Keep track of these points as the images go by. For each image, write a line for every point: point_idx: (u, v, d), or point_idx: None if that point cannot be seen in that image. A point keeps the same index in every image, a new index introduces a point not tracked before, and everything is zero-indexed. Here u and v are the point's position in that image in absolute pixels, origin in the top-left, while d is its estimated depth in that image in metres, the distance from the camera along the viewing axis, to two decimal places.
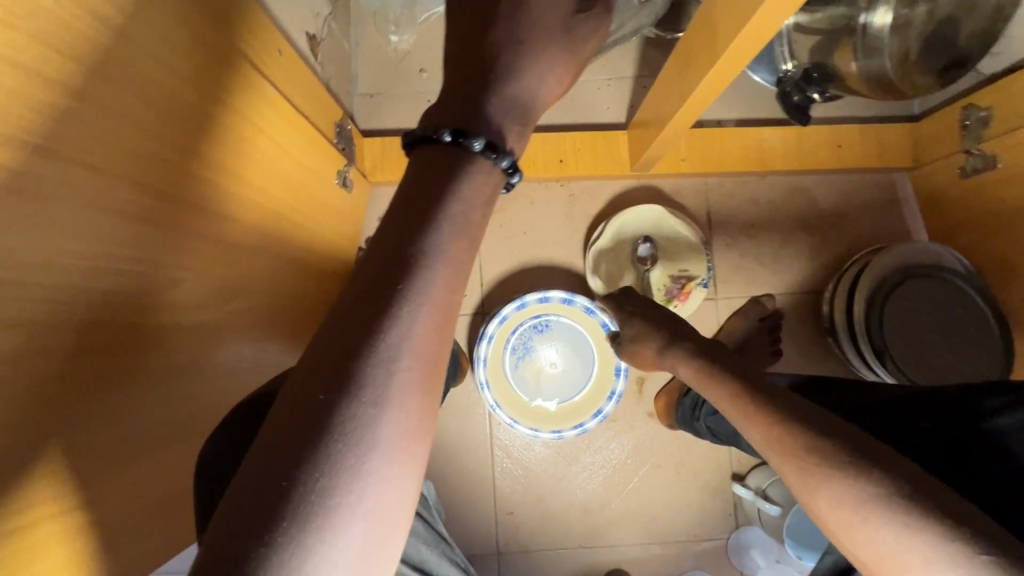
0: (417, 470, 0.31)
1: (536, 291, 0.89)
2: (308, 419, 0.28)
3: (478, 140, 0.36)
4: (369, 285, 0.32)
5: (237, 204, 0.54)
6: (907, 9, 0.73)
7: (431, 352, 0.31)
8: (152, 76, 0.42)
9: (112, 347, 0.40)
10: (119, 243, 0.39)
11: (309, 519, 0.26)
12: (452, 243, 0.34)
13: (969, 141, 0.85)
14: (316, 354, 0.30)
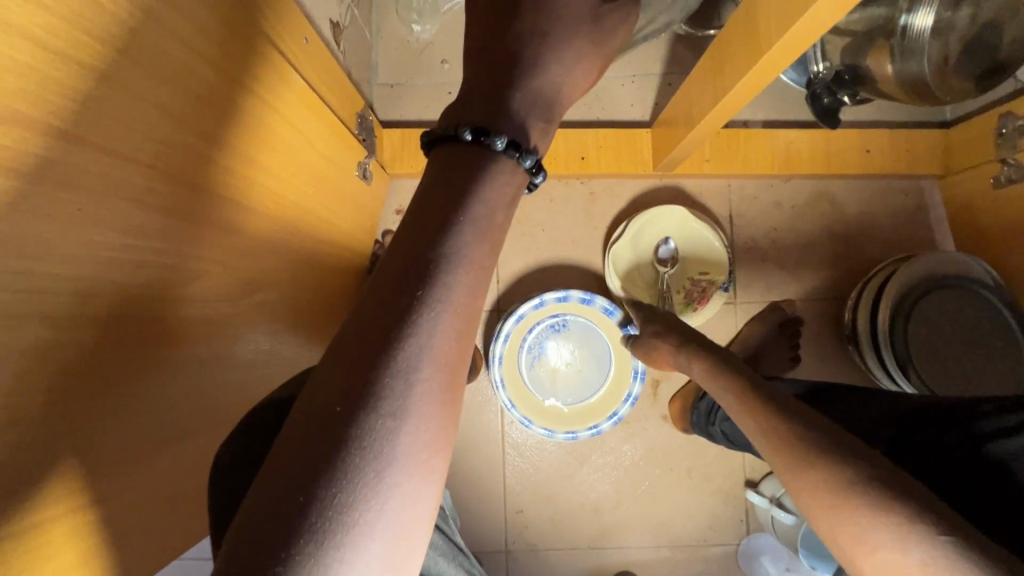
0: (437, 483, 0.29)
1: (554, 291, 0.88)
2: (326, 431, 0.27)
3: (501, 139, 0.35)
4: (388, 290, 0.31)
5: (260, 194, 0.54)
6: (950, 12, 0.70)
7: (451, 360, 0.30)
8: (180, 63, 0.42)
9: (133, 334, 0.40)
10: (144, 232, 0.39)
11: (326, 537, 0.25)
12: (473, 247, 0.33)
13: (1006, 150, 0.81)
14: (333, 362, 0.29)
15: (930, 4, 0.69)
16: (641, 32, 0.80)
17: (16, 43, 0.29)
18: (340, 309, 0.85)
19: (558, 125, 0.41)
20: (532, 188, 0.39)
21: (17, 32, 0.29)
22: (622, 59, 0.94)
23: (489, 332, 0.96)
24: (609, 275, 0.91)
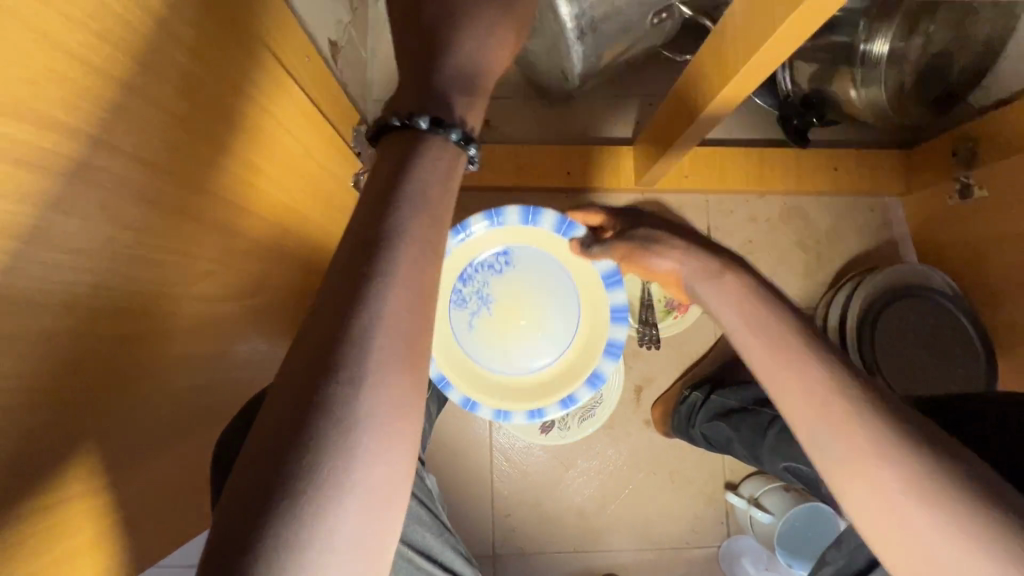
0: (402, 440, 0.33)
1: (482, 213, 0.74)
2: (293, 403, 0.30)
3: (423, 120, 0.38)
4: (340, 273, 0.34)
5: (260, 199, 0.57)
6: (904, 42, 0.76)
7: (404, 328, 0.33)
8: (194, 75, 0.45)
9: (144, 325, 0.42)
10: (156, 231, 0.42)
11: (302, 490, 0.29)
12: (416, 224, 0.36)
13: (958, 169, 0.89)
14: (298, 344, 0.32)
15: (886, 33, 0.75)
16: (621, 54, 0.86)
17: (56, 57, 0.32)
18: None
19: (485, 95, 0.42)
20: (472, 160, 0.41)
21: (55, 44, 0.32)
22: (606, 80, 1.00)
23: None
24: None
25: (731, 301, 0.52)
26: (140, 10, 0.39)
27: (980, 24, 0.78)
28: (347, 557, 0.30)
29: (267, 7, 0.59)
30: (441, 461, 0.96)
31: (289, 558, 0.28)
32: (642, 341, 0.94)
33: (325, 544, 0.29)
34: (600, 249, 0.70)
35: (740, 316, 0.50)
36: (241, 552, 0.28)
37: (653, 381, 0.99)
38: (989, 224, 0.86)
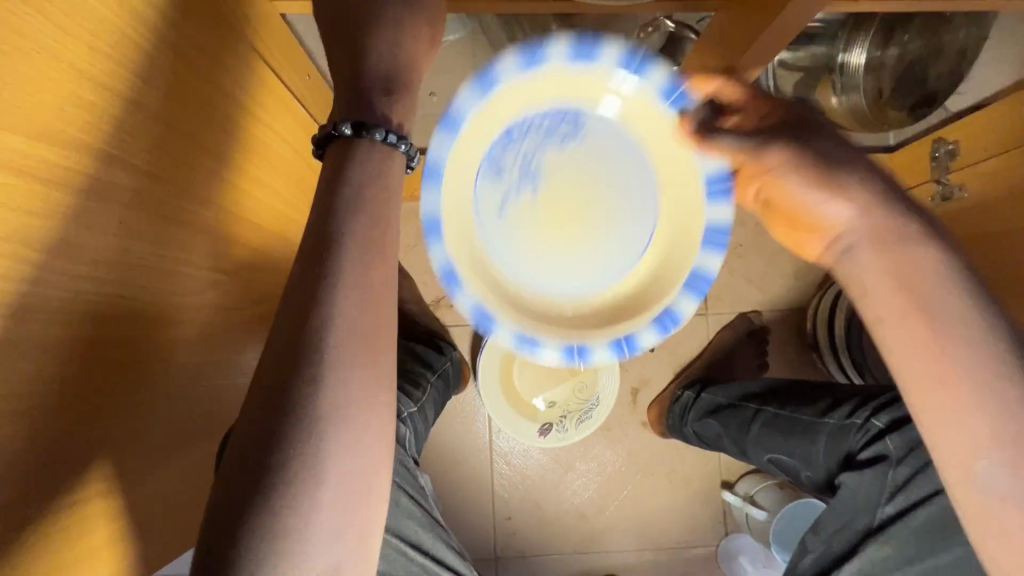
0: (364, 419, 0.39)
1: (573, 36, 0.46)
2: (267, 400, 0.38)
3: (346, 126, 0.43)
4: (296, 292, 0.40)
5: (259, 209, 0.59)
6: (880, 51, 0.82)
7: (353, 328, 0.40)
8: (207, 99, 0.48)
9: (154, 333, 0.44)
10: (167, 242, 0.45)
11: (283, 468, 0.36)
12: (357, 233, 0.41)
13: (937, 171, 0.89)
14: (267, 357, 0.39)
15: (862, 45, 0.82)
16: None
17: (72, 81, 0.34)
18: None
19: (407, 90, 0.46)
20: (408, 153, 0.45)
21: (72, 69, 0.34)
22: None
23: (475, 345, 1.01)
24: None
25: (882, 261, 0.42)
26: (151, 36, 0.41)
27: (954, 35, 0.81)
28: (326, 526, 0.37)
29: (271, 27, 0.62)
30: (443, 466, 0.98)
31: (277, 529, 0.36)
32: None
33: (307, 509, 0.37)
34: (732, 139, 0.46)
35: (893, 279, 0.42)
36: (235, 529, 0.35)
37: (649, 383, 1.01)
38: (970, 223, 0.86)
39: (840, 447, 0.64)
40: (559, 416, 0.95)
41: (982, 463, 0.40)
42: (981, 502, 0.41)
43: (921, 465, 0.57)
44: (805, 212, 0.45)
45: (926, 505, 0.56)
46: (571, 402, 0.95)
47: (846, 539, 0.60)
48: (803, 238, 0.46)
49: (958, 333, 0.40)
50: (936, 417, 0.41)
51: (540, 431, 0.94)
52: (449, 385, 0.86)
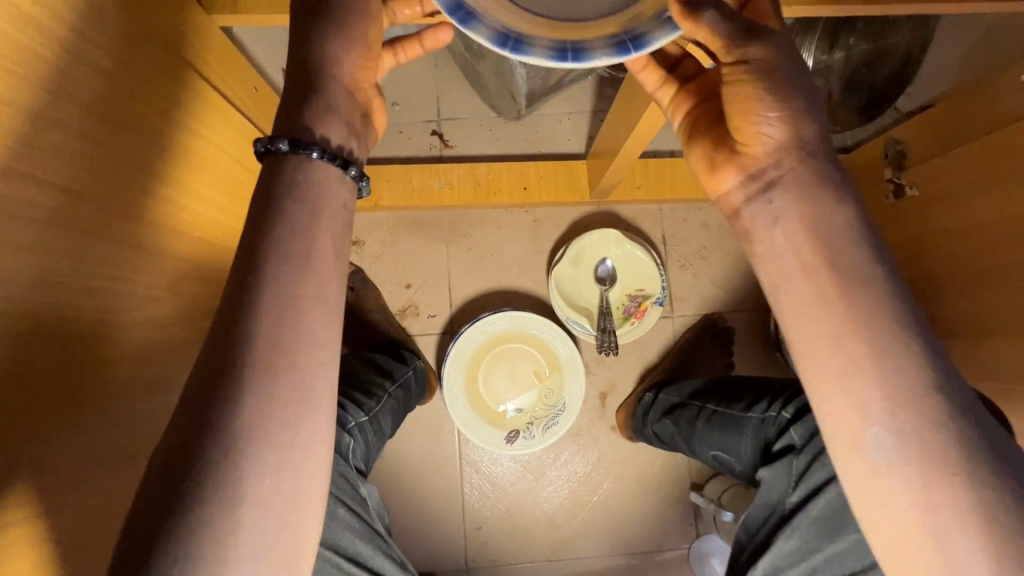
0: (289, 437, 0.39)
1: None
2: (187, 420, 0.37)
3: (269, 141, 0.43)
4: (226, 312, 0.40)
5: (194, 221, 0.58)
6: (826, 55, 0.85)
7: (277, 344, 0.39)
8: (134, 117, 0.49)
9: (85, 350, 0.44)
10: (96, 259, 0.45)
11: (200, 492, 0.35)
12: (286, 247, 0.41)
13: (891, 170, 0.94)
14: (191, 376, 0.38)
15: (810, 48, 0.85)
16: (567, 76, 0.92)
17: None
18: None
19: (335, 103, 0.46)
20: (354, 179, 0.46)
21: None
22: (558, 98, 1.04)
23: (442, 353, 1.01)
24: (554, 298, 0.96)
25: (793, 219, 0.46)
26: (66, 52, 0.41)
27: (897, 36, 0.82)
28: (250, 554, 0.36)
29: (210, 43, 0.62)
30: (412, 477, 0.97)
31: (194, 561, 0.34)
32: (601, 349, 0.96)
33: (226, 532, 0.36)
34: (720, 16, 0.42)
35: (802, 225, 0.46)
36: (149, 563, 0.34)
37: (616, 387, 1.01)
38: (925, 221, 0.89)
39: (762, 438, 0.67)
40: (527, 422, 0.94)
41: (872, 425, 0.42)
42: (871, 466, 0.42)
43: (818, 453, 0.60)
44: (747, 125, 0.46)
45: (825, 493, 0.58)
46: (538, 408, 0.95)
47: (767, 531, 0.62)
48: (724, 164, 0.49)
49: (861, 298, 0.43)
50: (832, 380, 0.43)
51: (507, 439, 0.93)
52: (414, 395, 0.87)
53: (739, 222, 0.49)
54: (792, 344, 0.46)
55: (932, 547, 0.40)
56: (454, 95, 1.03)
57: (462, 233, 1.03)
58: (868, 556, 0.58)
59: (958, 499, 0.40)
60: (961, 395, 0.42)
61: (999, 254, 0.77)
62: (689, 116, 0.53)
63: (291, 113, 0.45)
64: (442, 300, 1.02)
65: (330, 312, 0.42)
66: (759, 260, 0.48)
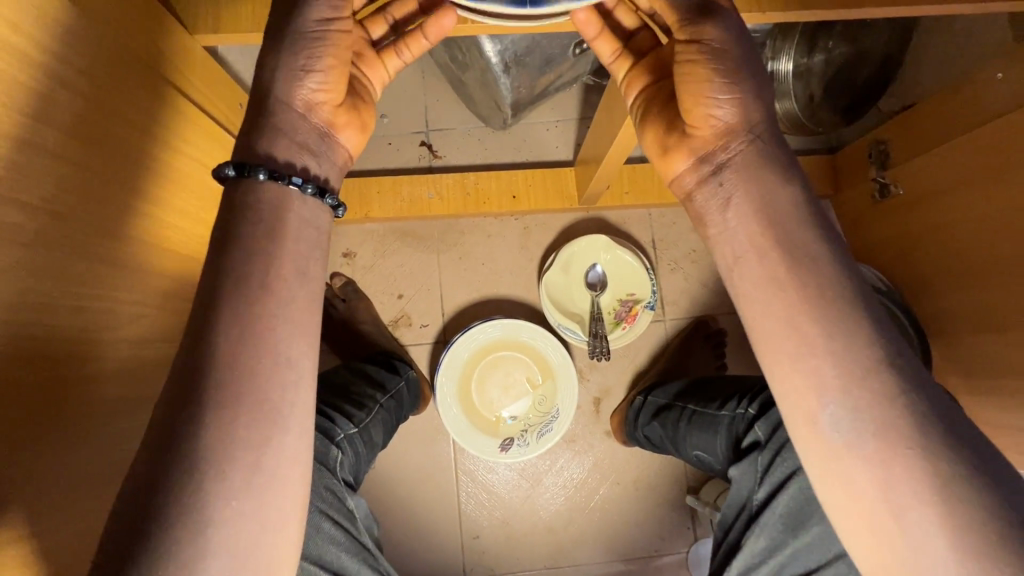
0: (256, 456, 0.39)
1: None
2: (153, 444, 0.37)
3: (227, 169, 0.44)
4: (192, 334, 0.41)
5: (179, 238, 0.59)
6: (806, 58, 0.85)
7: (242, 364, 0.40)
8: (121, 139, 0.50)
9: (67, 367, 0.44)
10: (79, 278, 0.45)
11: (167, 515, 0.36)
12: (249, 268, 0.42)
13: (875, 168, 0.95)
14: (160, 400, 0.39)
15: (789, 52, 0.86)
16: (552, 85, 0.93)
17: None
18: None
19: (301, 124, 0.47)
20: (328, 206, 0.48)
21: None
22: (544, 107, 1.05)
23: (435, 362, 1.02)
24: (545, 305, 0.97)
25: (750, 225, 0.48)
26: (50, 80, 0.42)
27: (875, 39, 0.84)
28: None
29: (193, 64, 0.63)
30: (408, 488, 0.97)
31: None
32: (592, 354, 0.95)
33: (195, 554, 0.36)
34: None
35: (754, 210, 0.48)
36: None
37: (610, 392, 1.01)
38: (909, 219, 0.91)
39: (733, 436, 0.68)
40: (521, 429, 0.94)
41: (828, 405, 0.43)
42: (830, 447, 0.43)
43: (781, 448, 0.61)
44: (697, 107, 0.48)
45: (788, 488, 0.59)
46: (532, 415, 0.95)
47: (739, 531, 0.63)
48: (676, 148, 0.51)
49: (812, 282, 0.45)
50: (786, 362, 0.45)
51: (503, 446, 0.93)
52: (408, 404, 0.87)
53: (692, 205, 0.52)
54: (755, 337, 0.48)
55: (894, 530, 0.40)
56: (441, 105, 1.04)
57: (453, 242, 1.04)
58: (835, 546, 0.57)
59: (937, 496, 0.39)
60: (916, 372, 0.42)
61: (982, 250, 0.78)
62: (645, 94, 0.55)
63: (272, 133, 0.46)
64: (434, 309, 1.02)
65: (297, 334, 0.43)
66: (716, 242, 0.50)
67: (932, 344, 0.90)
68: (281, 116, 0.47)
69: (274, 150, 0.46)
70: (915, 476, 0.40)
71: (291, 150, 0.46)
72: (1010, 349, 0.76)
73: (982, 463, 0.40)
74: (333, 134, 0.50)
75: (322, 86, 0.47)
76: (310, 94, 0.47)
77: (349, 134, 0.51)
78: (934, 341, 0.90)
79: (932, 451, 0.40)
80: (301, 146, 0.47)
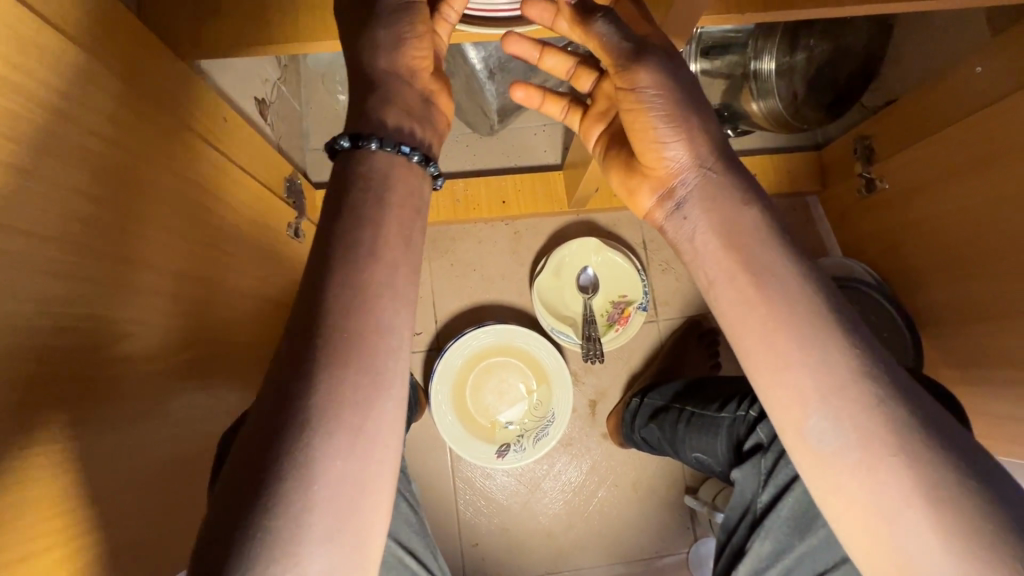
0: (365, 417, 0.39)
1: None
2: (275, 391, 0.38)
3: (342, 141, 0.46)
4: (309, 292, 0.42)
5: (173, 254, 0.58)
6: (788, 57, 0.85)
7: (356, 324, 0.41)
8: (101, 157, 0.49)
9: (56, 391, 0.44)
10: (79, 309, 0.46)
11: (286, 461, 0.36)
12: (362, 233, 0.44)
13: (862, 164, 0.96)
14: (278, 352, 0.40)
15: (771, 52, 0.85)
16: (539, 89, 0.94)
17: None
18: None
19: (401, 91, 0.50)
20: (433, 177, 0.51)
21: None
22: (531, 111, 1.05)
23: (429, 369, 1.01)
24: (538, 309, 0.96)
25: (717, 244, 0.50)
26: (30, 103, 0.42)
27: (855, 34, 0.85)
28: (320, 534, 0.36)
29: (177, 80, 0.63)
30: None
31: (273, 534, 0.35)
32: (586, 356, 0.97)
33: (306, 504, 0.36)
34: (611, 30, 0.48)
35: (719, 236, 0.50)
36: (236, 528, 0.35)
37: (606, 394, 1.01)
38: (896, 213, 0.91)
39: (734, 439, 0.68)
40: (517, 435, 0.94)
41: (812, 415, 0.43)
42: (817, 455, 0.43)
43: (782, 451, 0.61)
44: (649, 152, 0.52)
45: (791, 491, 0.58)
46: (528, 420, 0.95)
47: (743, 533, 0.62)
48: (639, 187, 0.55)
49: (783, 295, 0.46)
50: (767, 373, 0.45)
51: (499, 453, 0.92)
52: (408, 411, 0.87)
53: (665, 234, 0.55)
54: (736, 347, 0.48)
55: (887, 536, 0.40)
56: None
57: (443, 249, 1.04)
58: (839, 550, 0.56)
59: (919, 501, 0.39)
60: (895, 380, 0.42)
61: (968, 242, 0.78)
62: (603, 138, 0.61)
63: (380, 101, 0.49)
64: (427, 316, 1.02)
65: (398, 301, 0.43)
66: (692, 265, 0.52)
67: (923, 336, 0.90)
68: (385, 87, 0.49)
69: (382, 116, 0.48)
70: (901, 481, 0.40)
71: (394, 118, 0.49)
72: (998, 339, 0.77)
73: (968, 462, 0.40)
74: (433, 101, 0.53)
75: (423, 53, 0.51)
76: (413, 61, 0.50)
77: (445, 102, 0.54)
78: (924, 333, 0.91)
79: (915, 457, 0.40)
80: (405, 113, 0.49)
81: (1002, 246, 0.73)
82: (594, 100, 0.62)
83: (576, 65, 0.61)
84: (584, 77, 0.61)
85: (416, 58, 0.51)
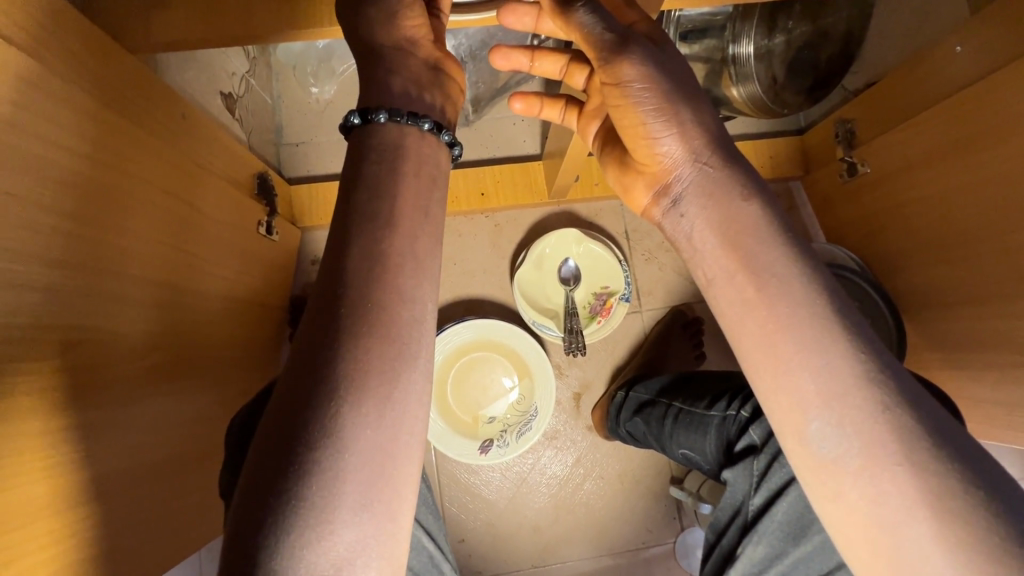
0: (392, 387, 0.39)
1: None
2: (303, 360, 0.38)
3: (353, 116, 0.46)
4: (329, 263, 0.41)
5: (141, 262, 0.57)
6: (767, 40, 0.84)
7: (375, 296, 0.40)
8: (47, 157, 0.46)
9: (21, 405, 0.42)
10: (69, 321, 0.47)
11: (317, 429, 0.36)
12: (375, 207, 0.43)
13: (844, 148, 0.95)
14: (303, 324, 0.40)
15: (749, 35, 0.83)
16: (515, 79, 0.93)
17: None
18: (257, 364, 0.87)
19: (402, 66, 0.48)
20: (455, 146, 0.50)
21: None
22: None
23: None
24: (519, 303, 0.95)
25: (721, 237, 0.48)
26: None
27: (835, 17, 0.83)
28: (352, 502, 0.35)
29: (129, 80, 0.60)
30: None
31: (304, 501, 0.34)
32: (569, 349, 0.93)
33: (338, 472, 0.36)
34: (593, 20, 0.46)
35: (716, 232, 0.49)
36: (270, 493, 0.34)
37: (590, 387, 1.01)
38: (877, 198, 0.91)
39: (723, 438, 0.67)
40: (500, 430, 0.93)
41: (813, 420, 0.42)
42: (818, 460, 0.42)
43: (775, 453, 0.59)
44: (642, 148, 0.51)
45: (786, 495, 0.57)
46: (510, 415, 0.94)
47: (734, 535, 0.61)
48: (636, 184, 0.55)
49: (786, 294, 0.44)
50: (769, 377, 0.44)
51: (483, 448, 0.92)
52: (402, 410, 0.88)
53: (664, 230, 0.54)
54: (735, 345, 0.47)
55: (889, 548, 0.39)
56: None
57: None
58: (834, 558, 0.55)
59: (924, 510, 0.38)
60: (903, 387, 0.41)
61: (950, 226, 0.78)
62: (601, 132, 0.61)
63: (388, 70, 0.48)
64: None
65: (419, 273, 0.43)
66: (691, 262, 0.51)
67: (906, 320, 0.90)
68: (391, 58, 0.48)
69: (391, 86, 0.47)
70: (902, 489, 0.39)
71: (399, 85, 0.47)
72: (977, 323, 0.77)
73: (975, 472, 0.38)
74: (441, 67, 0.51)
75: (417, 21, 0.49)
76: (411, 31, 0.49)
77: (455, 72, 0.53)
78: (907, 318, 0.90)
79: (920, 463, 0.38)
80: (406, 81, 0.48)
81: (983, 229, 0.72)
82: (588, 95, 0.61)
83: (568, 63, 0.60)
84: (577, 73, 0.60)
85: (414, 26, 0.49)
